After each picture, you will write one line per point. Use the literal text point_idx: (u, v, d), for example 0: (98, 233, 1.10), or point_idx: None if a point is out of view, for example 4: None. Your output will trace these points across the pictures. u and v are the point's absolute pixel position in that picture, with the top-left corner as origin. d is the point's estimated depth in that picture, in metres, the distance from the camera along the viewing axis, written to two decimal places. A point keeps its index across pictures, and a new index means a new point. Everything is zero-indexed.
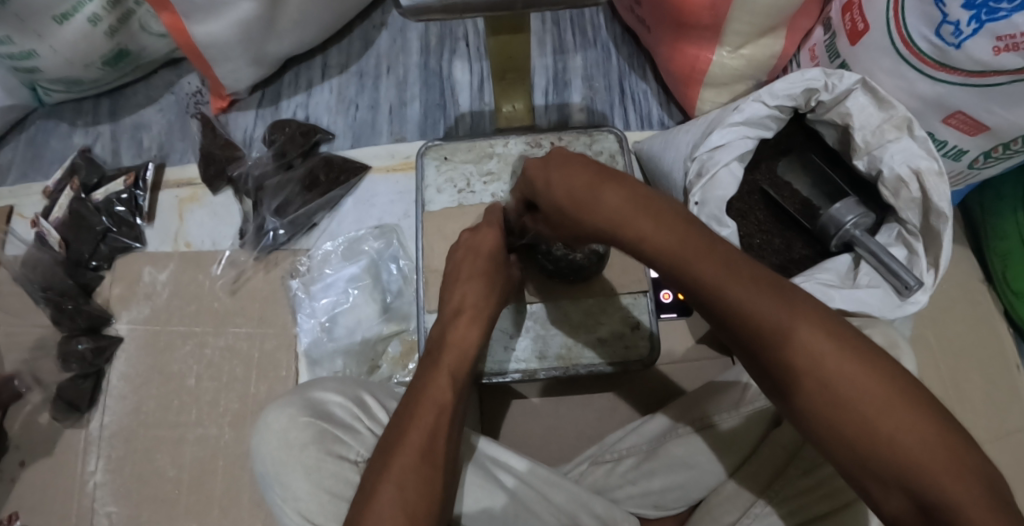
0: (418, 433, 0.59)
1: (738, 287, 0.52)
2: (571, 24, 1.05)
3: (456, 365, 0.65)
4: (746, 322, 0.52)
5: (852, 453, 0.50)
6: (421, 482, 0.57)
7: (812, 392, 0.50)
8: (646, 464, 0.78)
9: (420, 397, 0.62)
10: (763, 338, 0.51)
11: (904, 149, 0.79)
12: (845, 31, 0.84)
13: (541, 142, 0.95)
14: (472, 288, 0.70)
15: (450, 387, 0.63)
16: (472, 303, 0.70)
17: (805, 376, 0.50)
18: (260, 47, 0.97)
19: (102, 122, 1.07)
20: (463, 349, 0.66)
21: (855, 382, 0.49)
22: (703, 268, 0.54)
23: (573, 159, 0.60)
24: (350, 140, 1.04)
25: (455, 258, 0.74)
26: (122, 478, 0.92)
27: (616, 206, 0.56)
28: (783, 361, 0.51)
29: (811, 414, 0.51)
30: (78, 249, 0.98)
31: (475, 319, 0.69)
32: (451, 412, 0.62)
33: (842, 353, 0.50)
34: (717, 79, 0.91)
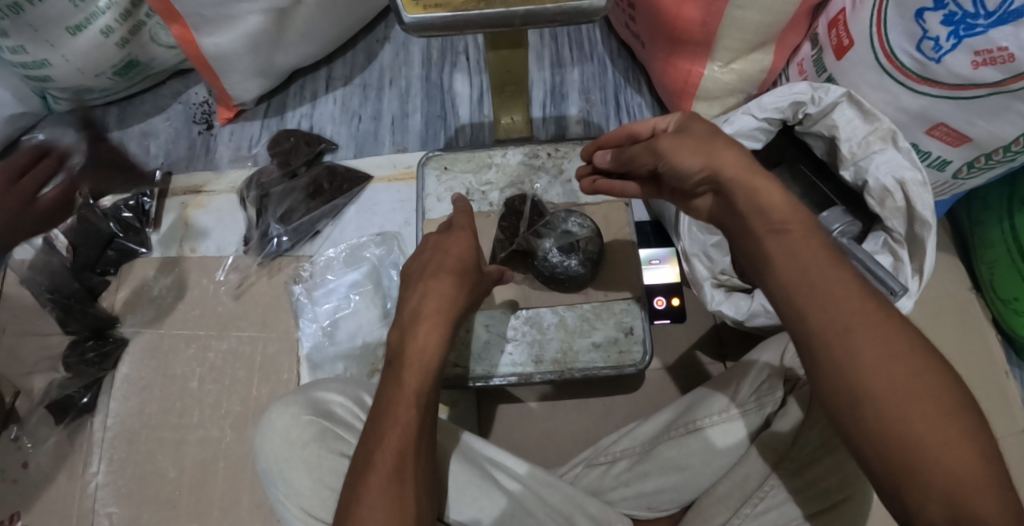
0: (386, 454, 0.61)
1: (839, 278, 0.57)
2: (568, 39, 1.09)
3: (420, 381, 0.65)
4: (835, 312, 0.56)
5: (902, 455, 0.52)
6: (391, 503, 0.59)
7: (891, 386, 0.53)
8: (639, 467, 0.80)
9: (384, 418, 0.62)
10: (857, 326, 0.55)
11: (889, 159, 0.82)
12: (832, 46, 0.87)
13: (539, 153, 0.98)
14: (438, 290, 0.68)
15: (414, 405, 0.63)
16: (435, 308, 0.68)
17: (890, 369, 0.54)
18: (268, 59, 1.00)
19: (111, 130, 1.09)
20: (424, 364, 0.66)
21: (919, 386, 0.53)
22: (805, 255, 0.59)
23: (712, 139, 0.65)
24: (354, 150, 1.06)
25: (426, 256, 0.71)
26: (123, 478, 0.93)
27: (744, 163, 0.63)
28: (872, 350, 0.54)
29: (882, 411, 0.53)
30: (86, 254, 0.98)
31: (440, 324, 0.67)
32: (419, 431, 0.63)
33: (912, 364, 0.54)
34: (710, 92, 0.94)
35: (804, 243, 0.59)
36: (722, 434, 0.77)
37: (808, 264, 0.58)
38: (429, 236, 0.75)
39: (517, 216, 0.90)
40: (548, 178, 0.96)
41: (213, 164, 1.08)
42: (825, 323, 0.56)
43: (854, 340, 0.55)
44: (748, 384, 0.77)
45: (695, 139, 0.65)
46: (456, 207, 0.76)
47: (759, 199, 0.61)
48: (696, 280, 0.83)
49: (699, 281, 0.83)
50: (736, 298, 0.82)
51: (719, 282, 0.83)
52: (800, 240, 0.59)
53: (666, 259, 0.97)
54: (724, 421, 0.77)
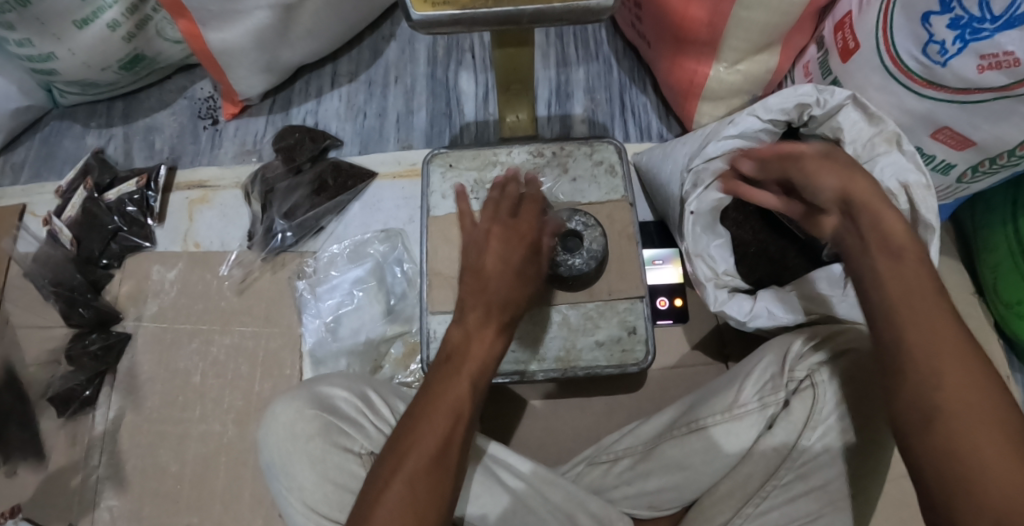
0: (430, 439, 0.60)
1: (939, 302, 0.57)
2: (574, 39, 1.09)
3: (478, 371, 0.63)
4: (929, 332, 0.56)
5: (970, 478, 0.52)
6: (428, 489, 0.58)
7: (972, 410, 0.53)
8: (641, 465, 0.80)
9: (437, 398, 0.61)
10: (948, 349, 0.55)
11: (893, 163, 0.82)
12: (837, 49, 0.87)
13: (543, 152, 0.95)
14: (495, 291, 0.65)
15: (468, 393, 0.62)
16: (497, 309, 0.65)
17: (974, 396, 0.53)
18: (274, 54, 1.00)
19: (116, 124, 1.09)
20: (484, 356, 0.64)
21: (993, 411, 0.53)
22: (904, 278, 0.60)
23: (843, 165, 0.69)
24: (358, 147, 1.06)
25: (475, 250, 0.68)
26: (125, 472, 0.93)
27: (870, 192, 0.67)
28: (960, 373, 0.54)
29: (957, 432, 0.53)
30: (89, 247, 1.01)
31: (501, 329, 0.65)
32: (466, 419, 0.62)
33: (989, 391, 0.54)
34: (715, 93, 0.94)
35: (907, 266, 0.60)
36: (727, 435, 0.76)
37: (907, 283, 0.59)
38: (477, 225, 0.71)
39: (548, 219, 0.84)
40: (554, 175, 0.93)
41: (218, 159, 1.07)
42: (913, 332, 0.57)
43: (937, 353, 0.55)
44: (751, 383, 0.77)
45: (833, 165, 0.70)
46: (504, 197, 0.72)
47: (877, 220, 0.64)
48: (699, 281, 0.84)
49: (702, 281, 0.83)
50: (739, 299, 0.83)
51: (723, 282, 0.84)
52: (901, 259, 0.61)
53: (669, 259, 0.97)
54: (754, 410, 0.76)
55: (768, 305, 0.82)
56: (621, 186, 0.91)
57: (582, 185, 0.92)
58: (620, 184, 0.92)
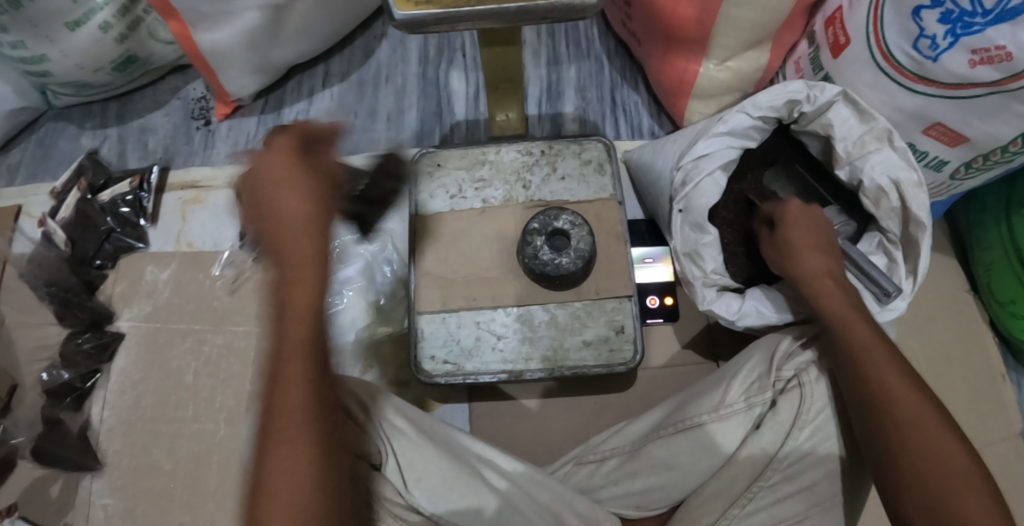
0: (292, 434, 0.55)
1: (880, 357, 0.70)
2: (565, 37, 1.08)
3: (310, 327, 0.56)
4: (882, 387, 0.68)
5: (933, 503, 0.62)
6: (306, 469, 0.55)
7: (924, 447, 0.64)
8: (629, 465, 0.80)
9: (280, 376, 0.55)
10: (895, 398, 0.67)
11: (884, 159, 0.81)
12: (828, 45, 0.86)
13: (532, 150, 0.94)
14: (296, 240, 0.56)
15: (307, 354, 0.56)
16: (301, 253, 0.56)
17: (922, 432, 0.65)
18: (265, 55, 1.01)
19: (110, 125, 1.10)
20: (311, 305, 0.56)
21: (945, 449, 0.64)
22: (856, 338, 0.71)
23: (808, 233, 0.78)
24: (350, 147, 1.06)
25: (258, 204, 0.57)
26: (118, 470, 0.94)
27: (818, 265, 0.77)
28: (910, 415, 0.66)
29: (915, 466, 0.64)
30: (83, 248, 1.01)
31: (317, 266, 0.56)
32: (317, 378, 0.57)
33: (941, 431, 0.65)
34: (706, 91, 0.93)
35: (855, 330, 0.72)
36: (725, 433, 0.76)
37: (861, 342, 0.71)
38: (254, 171, 0.58)
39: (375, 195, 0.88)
40: (542, 173, 0.92)
41: (211, 160, 1.08)
42: (870, 387, 0.68)
43: (894, 403, 0.67)
44: (738, 383, 0.77)
45: (795, 237, 0.79)
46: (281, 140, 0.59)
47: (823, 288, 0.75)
48: (688, 280, 0.82)
49: (691, 280, 0.82)
50: (728, 298, 0.82)
51: (711, 281, 0.83)
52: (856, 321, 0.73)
53: (660, 258, 0.96)
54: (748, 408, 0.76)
55: (755, 304, 0.82)
56: (609, 184, 0.91)
57: (571, 184, 0.91)
58: (608, 183, 0.91)
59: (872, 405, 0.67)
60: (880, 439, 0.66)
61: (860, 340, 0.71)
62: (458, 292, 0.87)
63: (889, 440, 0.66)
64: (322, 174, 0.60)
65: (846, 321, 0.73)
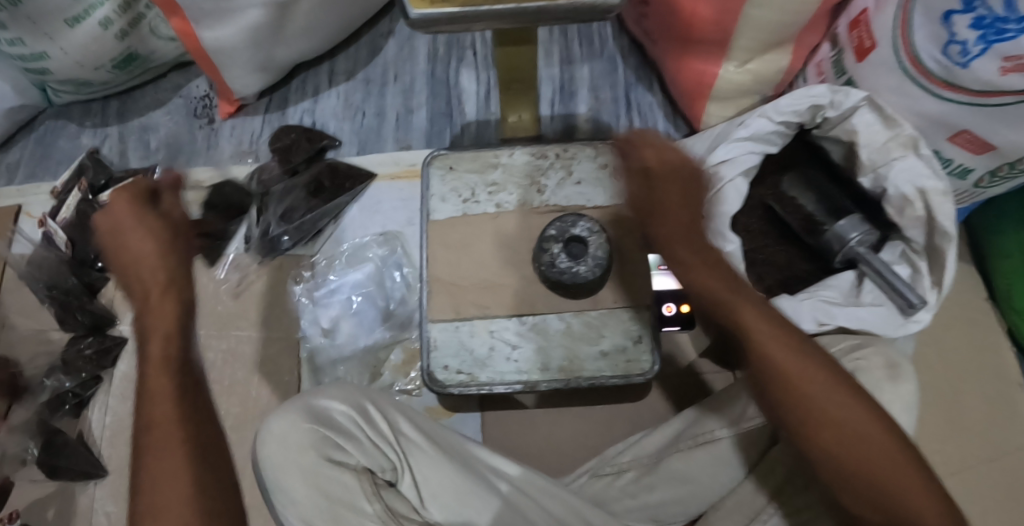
0: (162, 432, 0.55)
1: (776, 336, 0.62)
2: (577, 36, 1.06)
3: (166, 350, 0.59)
4: (786, 370, 0.61)
5: (864, 488, 0.57)
6: (189, 487, 0.54)
7: (847, 429, 0.58)
8: (645, 478, 0.79)
9: (150, 397, 0.57)
10: (805, 382, 0.60)
11: (909, 167, 0.79)
12: (852, 48, 0.84)
13: (546, 153, 0.92)
14: (144, 263, 0.62)
15: (169, 373, 0.58)
16: (155, 278, 0.61)
17: (840, 416, 0.59)
18: (269, 52, 0.98)
19: (110, 124, 1.07)
20: (167, 330, 0.60)
21: (862, 426, 0.58)
22: (760, 317, 0.63)
23: (672, 181, 0.68)
24: (356, 147, 1.03)
25: (110, 245, 0.63)
26: (122, 478, 0.92)
27: (680, 224, 0.67)
28: (824, 399, 0.59)
29: (836, 451, 0.58)
30: (83, 249, 0.99)
31: (166, 290, 0.61)
32: (184, 395, 0.58)
33: (858, 406, 0.59)
34: (724, 93, 0.91)
35: (745, 308, 0.64)
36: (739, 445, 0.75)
37: (754, 321, 0.63)
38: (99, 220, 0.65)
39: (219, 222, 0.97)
40: (557, 178, 0.89)
41: (214, 158, 1.05)
42: (776, 370, 0.61)
43: (796, 384, 0.60)
44: None
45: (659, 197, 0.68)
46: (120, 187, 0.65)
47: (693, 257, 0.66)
48: None
49: None
50: None
51: None
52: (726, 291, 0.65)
53: None
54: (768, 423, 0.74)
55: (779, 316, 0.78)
56: (626, 189, 0.88)
57: (586, 189, 0.88)
58: (625, 187, 0.88)
59: (784, 393, 0.61)
60: (800, 427, 0.60)
61: (758, 319, 0.63)
62: (470, 300, 0.84)
63: (808, 429, 0.60)
64: (173, 215, 0.66)
65: (730, 300, 0.64)
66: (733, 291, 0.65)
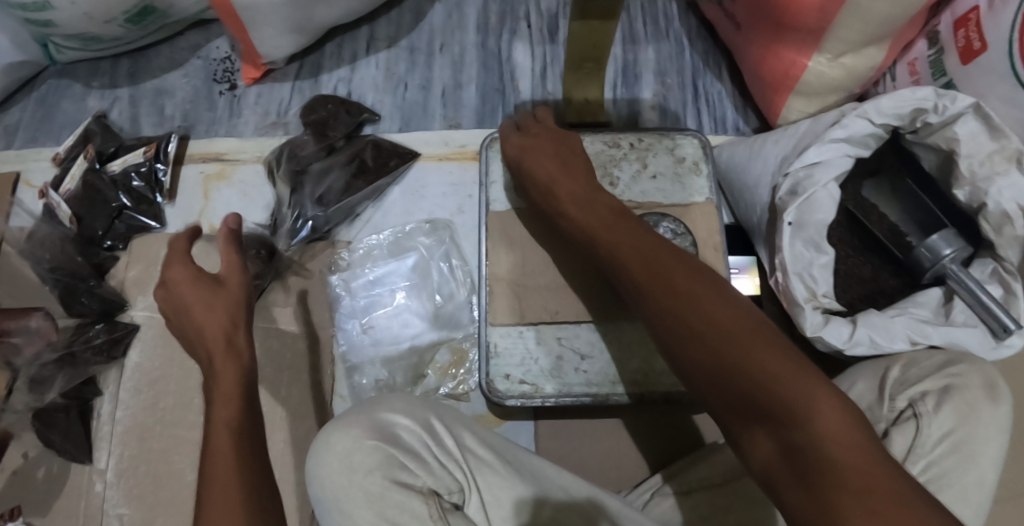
0: (224, 489, 0.50)
1: (713, 302, 0.53)
2: (643, 14, 0.97)
3: (230, 407, 0.55)
4: (660, 294, 0.55)
5: (774, 429, 0.47)
6: None
7: (738, 357, 0.50)
8: (719, 497, 0.72)
9: (211, 463, 0.52)
10: (742, 351, 0.50)
11: (1013, 184, 0.74)
12: (957, 49, 0.78)
13: (619, 142, 0.82)
14: (204, 329, 0.59)
15: (231, 431, 0.54)
16: (215, 345, 0.59)
17: (792, 391, 0.47)
18: (307, 13, 0.87)
19: (120, 85, 0.96)
20: (235, 384, 0.57)
21: (765, 358, 0.49)
22: (676, 281, 0.55)
23: (547, 148, 0.74)
24: (398, 123, 0.94)
25: (176, 320, 0.62)
26: (136, 479, 0.85)
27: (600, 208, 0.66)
28: (769, 373, 0.48)
29: (743, 385, 0.49)
30: (91, 225, 0.89)
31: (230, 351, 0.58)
32: (248, 455, 0.53)
33: (765, 335, 0.50)
34: (811, 88, 0.84)
35: (673, 273, 0.56)
36: None
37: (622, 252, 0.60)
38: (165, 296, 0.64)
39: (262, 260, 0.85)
40: (632, 170, 0.81)
41: (238, 130, 0.95)
42: (660, 298, 0.55)
43: (696, 308, 0.53)
44: None
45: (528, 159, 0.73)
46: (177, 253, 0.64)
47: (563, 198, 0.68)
48: (795, 301, 0.75)
49: (799, 302, 0.75)
50: (837, 324, 0.74)
51: (820, 305, 0.76)
52: (609, 228, 0.63)
53: (745, 269, 0.87)
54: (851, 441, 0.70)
55: (871, 333, 0.73)
56: (707, 187, 0.80)
57: (664, 184, 0.80)
58: (705, 185, 0.81)
59: (715, 364, 0.50)
60: (734, 400, 0.49)
61: (683, 282, 0.55)
62: (537, 304, 0.77)
63: (743, 403, 0.49)
64: (228, 283, 0.63)
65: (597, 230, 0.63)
66: (669, 259, 0.57)
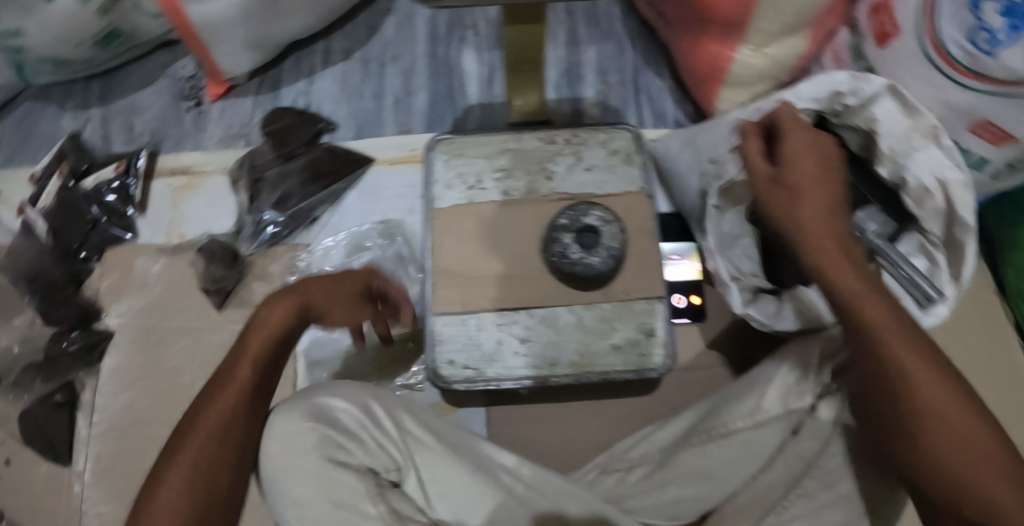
0: (211, 425, 0.62)
1: (947, 384, 0.59)
2: (585, 16, 1.01)
3: (254, 363, 0.65)
4: (881, 341, 0.60)
5: (943, 468, 0.57)
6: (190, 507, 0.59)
7: (931, 402, 0.58)
8: (657, 475, 0.76)
9: (226, 389, 0.64)
10: (932, 424, 0.58)
11: (930, 158, 0.77)
12: (874, 33, 0.82)
13: (555, 138, 0.86)
14: (274, 318, 0.67)
15: (250, 377, 0.65)
16: (270, 325, 0.67)
17: (984, 465, 0.55)
18: (262, 30, 0.93)
19: (93, 106, 1.02)
20: (264, 348, 0.66)
21: (942, 396, 0.58)
22: (908, 338, 0.60)
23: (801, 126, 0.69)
24: (353, 130, 0.99)
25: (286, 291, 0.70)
26: (113, 479, 0.88)
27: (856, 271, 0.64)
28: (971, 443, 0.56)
29: (912, 425, 0.58)
30: (67, 238, 0.94)
31: (273, 349, 0.67)
32: (242, 412, 0.64)
33: (944, 375, 0.59)
34: (739, 78, 0.88)
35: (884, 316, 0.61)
36: (762, 435, 0.72)
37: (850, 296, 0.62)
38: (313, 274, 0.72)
39: (228, 268, 0.93)
40: (567, 164, 0.84)
41: (202, 143, 1.00)
42: (888, 349, 0.60)
43: (896, 354, 0.60)
44: (775, 388, 0.74)
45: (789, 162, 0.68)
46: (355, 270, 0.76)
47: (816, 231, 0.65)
48: (722, 280, 0.78)
49: (726, 280, 0.77)
50: (765, 300, 0.79)
51: (747, 282, 0.79)
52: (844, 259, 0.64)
53: (686, 254, 0.91)
54: (778, 415, 0.73)
55: (796, 307, 0.77)
56: (639, 176, 0.84)
57: (598, 175, 0.84)
58: (638, 174, 0.84)
59: (904, 409, 0.59)
60: (895, 434, 0.60)
61: (894, 329, 0.60)
62: (480, 293, 0.80)
63: (908, 438, 0.59)
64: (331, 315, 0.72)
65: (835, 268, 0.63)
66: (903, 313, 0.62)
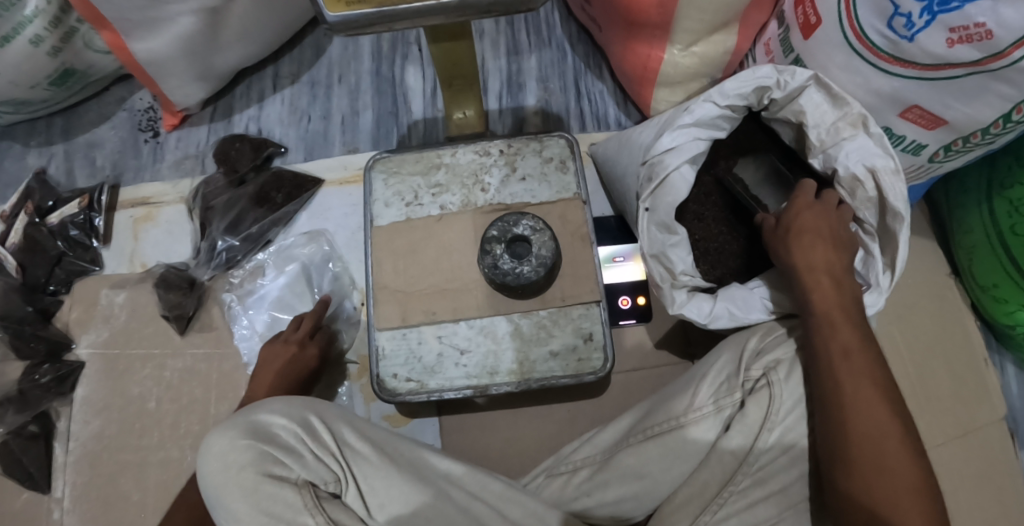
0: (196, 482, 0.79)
1: (902, 447, 0.62)
2: (525, 24, 1.02)
3: None
4: (841, 359, 0.65)
5: (871, 487, 0.61)
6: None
7: (872, 425, 0.62)
8: (599, 475, 0.73)
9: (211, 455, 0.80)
10: (866, 446, 0.61)
11: (860, 147, 0.76)
12: (798, 24, 0.80)
13: (490, 150, 0.88)
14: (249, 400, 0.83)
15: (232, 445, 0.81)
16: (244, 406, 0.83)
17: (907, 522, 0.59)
18: (207, 61, 0.95)
19: (56, 142, 1.05)
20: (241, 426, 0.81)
21: (881, 423, 0.62)
22: (868, 364, 0.65)
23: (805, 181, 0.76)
24: (303, 153, 1.01)
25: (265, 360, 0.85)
26: (88, 502, 0.91)
27: (841, 313, 0.67)
28: (900, 502, 0.60)
29: (852, 442, 0.62)
30: (34, 274, 0.95)
31: None
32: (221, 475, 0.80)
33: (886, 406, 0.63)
34: (670, 77, 0.88)
35: (852, 341, 0.66)
36: (704, 426, 0.70)
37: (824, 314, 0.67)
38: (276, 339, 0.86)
39: (172, 290, 0.93)
40: (501, 175, 0.86)
41: (160, 174, 1.03)
42: (851, 366, 0.64)
43: (855, 378, 0.64)
44: (707, 385, 0.71)
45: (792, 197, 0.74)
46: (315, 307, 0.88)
47: (800, 258, 0.71)
48: (654, 283, 0.79)
49: (658, 283, 0.78)
50: (699, 300, 0.78)
51: (680, 283, 0.79)
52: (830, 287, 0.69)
53: (629, 256, 0.93)
54: (715, 410, 0.70)
55: (727, 305, 0.77)
56: (573, 182, 0.85)
57: (532, 185, 0.85)
58: (571, 181, 0.85)
59: (846, 426, 0.62)
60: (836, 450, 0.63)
61: (860, 354, 0.65)
62: (420, 307, 0.82)
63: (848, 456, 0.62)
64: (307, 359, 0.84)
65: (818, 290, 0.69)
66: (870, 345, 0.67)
